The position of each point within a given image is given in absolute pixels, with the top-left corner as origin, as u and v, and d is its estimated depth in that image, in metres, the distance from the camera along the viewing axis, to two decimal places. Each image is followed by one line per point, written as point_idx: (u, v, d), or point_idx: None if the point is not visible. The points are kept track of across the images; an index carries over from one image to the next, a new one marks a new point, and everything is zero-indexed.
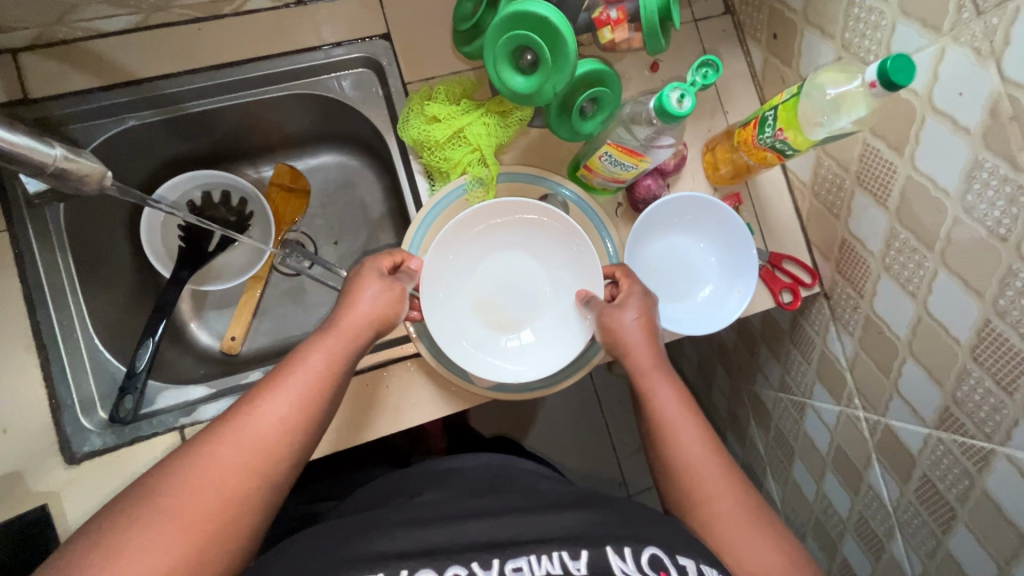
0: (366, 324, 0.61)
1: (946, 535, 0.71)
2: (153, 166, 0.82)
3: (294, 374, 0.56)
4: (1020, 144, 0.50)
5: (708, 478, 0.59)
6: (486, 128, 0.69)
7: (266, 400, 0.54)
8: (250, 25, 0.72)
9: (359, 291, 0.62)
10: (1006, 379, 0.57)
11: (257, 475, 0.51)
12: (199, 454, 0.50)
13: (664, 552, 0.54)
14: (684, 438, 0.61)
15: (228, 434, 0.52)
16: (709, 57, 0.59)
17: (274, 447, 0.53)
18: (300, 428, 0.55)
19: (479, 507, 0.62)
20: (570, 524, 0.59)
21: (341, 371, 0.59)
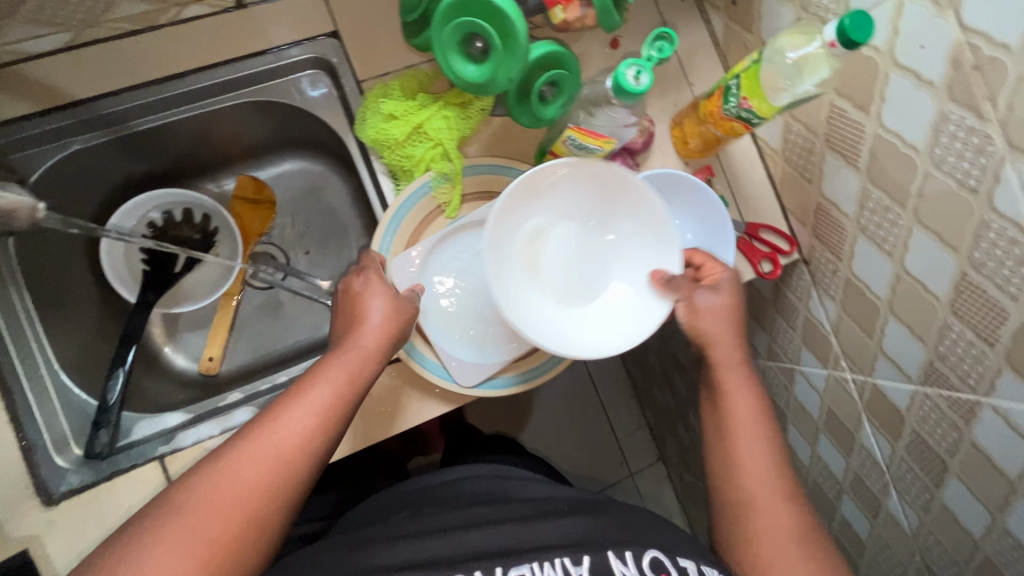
0: (383, 340, 0.60)
1: (940, 488, 0.72)
2: (107, 190, 0.78)
3: (314, 389, 0.56)
4: (984, 93, 0.49)
5: (758, 485, 0.61)
6: (446, 122, 0.67)
7: (285, 416, 0.55)
8: (190, 34, 0.68)
9: (369, 301, 0.61)
10: (986, 330, 0.57)
11: (280, 492, 0.52)
12: (221, 469, 0.51)
13: (664, 555, 0.58)
14: (746, 444, 0.63)
15: (250, 450, 0.52)
16: (663, 29, 0.57)
17: (294, 465, 0.53)
18: (319, 444, 0.55)
19: (481, 516, 0.65)
20: (571, 529, 0.62)
21: (360, 388, 0.58)
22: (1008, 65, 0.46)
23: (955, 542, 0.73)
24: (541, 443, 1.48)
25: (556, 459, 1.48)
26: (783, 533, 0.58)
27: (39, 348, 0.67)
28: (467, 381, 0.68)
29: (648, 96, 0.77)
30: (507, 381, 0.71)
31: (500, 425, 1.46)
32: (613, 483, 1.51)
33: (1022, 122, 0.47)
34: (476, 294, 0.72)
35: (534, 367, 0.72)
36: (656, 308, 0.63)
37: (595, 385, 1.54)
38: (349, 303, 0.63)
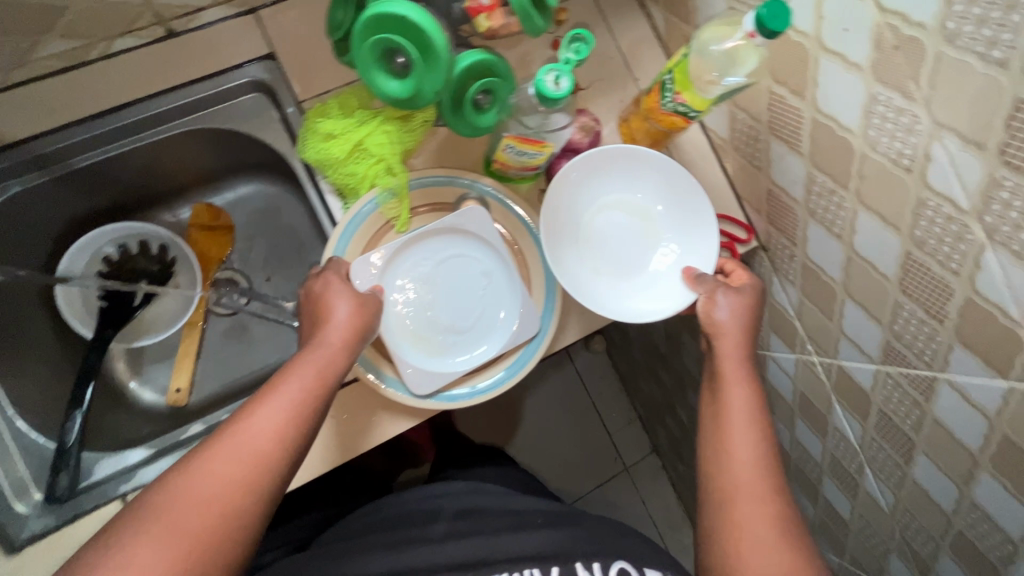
0: (349, 335, 0.60)
1: (909, 465, 0.72)
2: (57, 230, 0.78)
3: (283, 385, 0.56)
4: (908, 72, 0.49)
5: (746, 481, 0.59)
6: (387, 137, 0.66)
7: (256, 412, 0.54)
8: (123, 67, 0.68)
9: (334, 297, 0.62)
10: (934, 307, 0.57)
11: (253, 488, 0.51)
12: (191, 469, 0.50)
13: (631, 565, 0.58)
14: (740, 438, 0.61)
15: (220, 448, 0.51)
16: (580, 30, 0.56)
17: (266, 459, 0.52)
18: (291, 438, 0.54)
19: (456, 528, 0.65)
20: (544, 541, 0.61)
21: (331, 380, 0.58)
22: (925, 44, 0.47)
23: (929, 517, 0.73)
24: (531, 444, 1.47)
25: (547, 460, 1.48)
26: (768, 529, 0.56)
27: None
28: (422, 390, 0.67)
29: (594, 94, 0.77)
30: (461, 395, 0.70)
31: (489, 430, 1.45)
32: (607, 480, 1.51)
33: (945, 100, 0.47)
34: (440, 302, 0.71)
35: (489, 379, 0.71)
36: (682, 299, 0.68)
37: (581, 382, 1.53)
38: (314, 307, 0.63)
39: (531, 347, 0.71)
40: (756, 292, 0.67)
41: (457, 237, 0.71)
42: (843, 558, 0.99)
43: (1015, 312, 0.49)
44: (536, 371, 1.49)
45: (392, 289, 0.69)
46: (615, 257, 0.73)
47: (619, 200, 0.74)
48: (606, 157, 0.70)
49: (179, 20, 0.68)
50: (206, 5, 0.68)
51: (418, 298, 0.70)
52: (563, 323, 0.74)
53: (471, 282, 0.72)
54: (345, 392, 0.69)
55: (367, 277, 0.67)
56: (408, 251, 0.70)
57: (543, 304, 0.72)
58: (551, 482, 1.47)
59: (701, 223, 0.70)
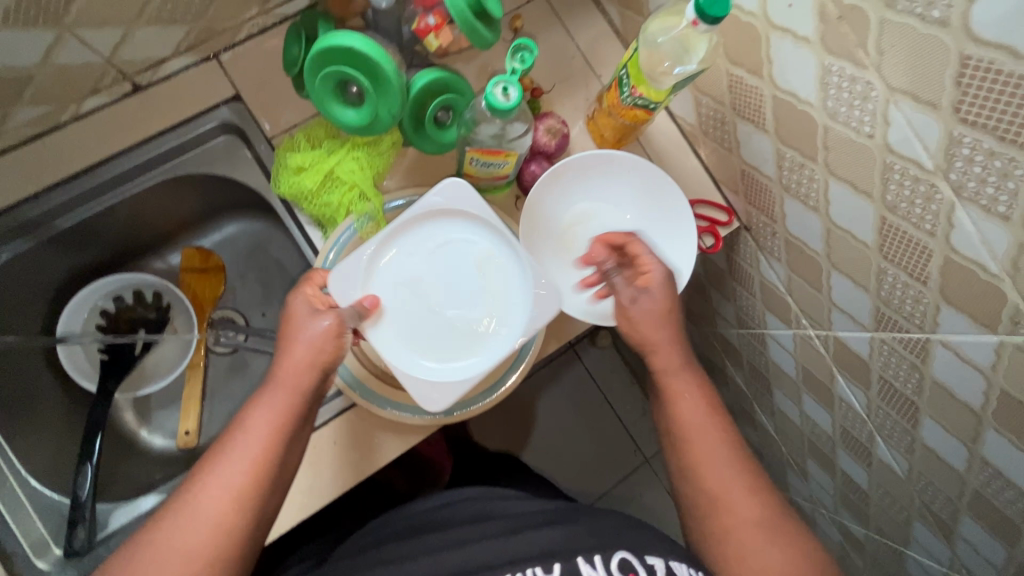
0: (304, 373, 0.56)
1: (917, 429, 0.71)
2: (54, 290, 0.80)
3: (237, 439, 0.54)
4: (856, 41, 0.49)
5: (718, 484, 0.58)
6: (357, 164, 0.67)
7: (215, 469, 0.53)
8: (95, 128, 0.70)
9: (291, 330, 0.58)
10: (916, 270, 0.57)
11: (213, 549, 0.50)
12: (157, 529, 0.51)
13: (632, 554, 0.57)
14: (703, 444, 0.60)
15: (180, 509, 0.51)
16: (524, 39, 0.57)
17: (223, 521, 0.51)
18: (247, 492, 0.52)
19: (464, 535, 0.65)
20: (544, 540, 0.61)
21: (284, 426, 0.55)
22: (867, 12, 0.47)
23: (944, 479, 0.71)
24: (548, 447, 1.47)
25: (566, 461, 1.47)
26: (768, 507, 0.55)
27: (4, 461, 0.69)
28: (430, 404, 0.62)
29: (559, 96, 0.77)
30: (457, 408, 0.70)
31: (504, 438, 1.45)
32: (628, 474, 1.49)
33: (895, 63, 0.47)
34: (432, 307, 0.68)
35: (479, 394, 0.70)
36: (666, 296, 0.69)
37: (593, 379, 1.52)
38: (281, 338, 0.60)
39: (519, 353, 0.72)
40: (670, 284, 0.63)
41: (444, 232, 0.68)
42: (869, 528, 0.98)
43: (993, 266, 0.49)
44: (545, 374, 1.49)
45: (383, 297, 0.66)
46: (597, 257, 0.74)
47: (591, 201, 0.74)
48: (576, 161, 0.70)
49: (143, 74, 0.69)
50: (168, 56, 0.69)
51: (410, 305, 0.67)
52: (552, 325, 0.75)
53: (465, 283, 0.68)
54: (343, 418, 0.69)
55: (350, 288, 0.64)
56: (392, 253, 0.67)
57: None
58: (571, 481, 1.46)
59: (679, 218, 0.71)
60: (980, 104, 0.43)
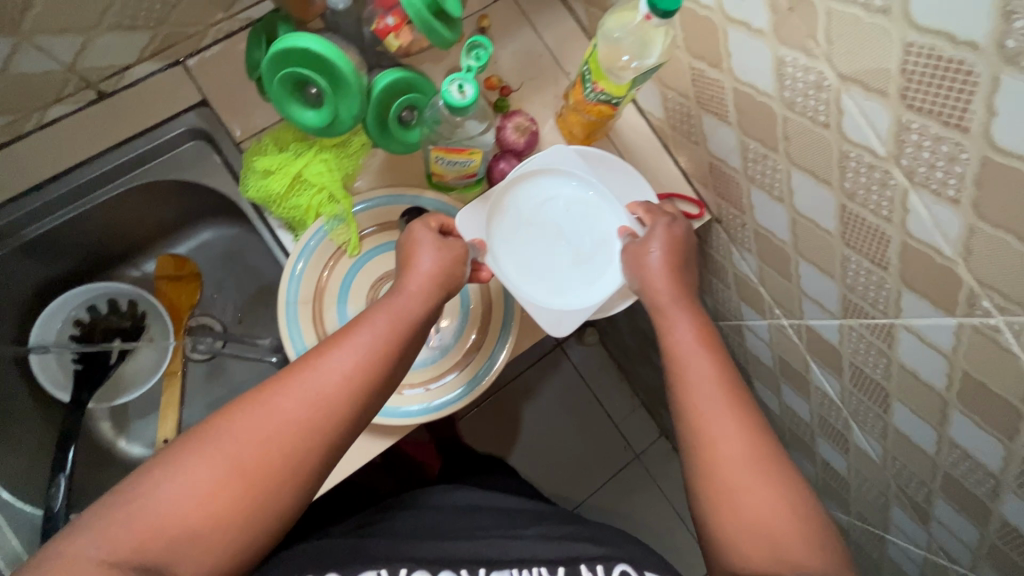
0: (432, 284, 0.57)
1: (888, 413, 0.72)
2: (25, 301, 0.79)
3: (361, 332, 0.52)
4: (806, 31, 0.50)
5: (712, 419, 0.54)
6: (325, 166, 0.68)
7: (334, 353, 0.51)
8: (60, 136, 0.69)
9: (421, 241, 0.60)
10: (877, 256, 0.57)
11: (320, 432, 0.48)
12: (266, 396, 0.48)
13: (633, 568, 0.60)
14: (699, 375, 0.56)
15: (292, 383, 0.49)
16: (477, 37, 0.57)
17: (334, 408, 0.49)
18: (362, 386, 0.50)
19: (469, 527, 0.69)
20: (551, 545, 0.64)
21: (409, 330, 0.54)
22: (815, 3, 0.48)
23: (917, 463, 0.72)
24: (536, 446, 1.47)
25: (554, 459, 1.47)
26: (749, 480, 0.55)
27: None
28: (559, 330, 0.68)
29: (527, 94, 0.78)
30: (435, 404, 0.70)
31: (493, 439, 1.45)
32: (618, 471, 1.50)
33: (843, 52, 0.48)
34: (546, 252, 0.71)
35: (453, 392, 0.70)
36: None
37: (580, 376, 1.52)
38: (399, 255, 0.61)
39: (494, 349, 0.72)
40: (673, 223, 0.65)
41: (539, 192, 0.72)
42: (851, 515, 0.99)
43: (947, 249, 0.49)
44: (531, 373, 1.49)
45: (502, 243, 0.70)
46: (580, 233, 0.72)
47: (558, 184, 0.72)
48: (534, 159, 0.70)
49: (107, 81, 0.69)
50: (132, 63, 0.69)
51: (525, 249, 0.71)
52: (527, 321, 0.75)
53: (577, 229, 0.72)
54: None
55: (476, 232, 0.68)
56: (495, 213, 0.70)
57: (504, 307, 0.72)
58: (559, 478, 1.46)
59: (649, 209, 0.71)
60: (925, 90, 0.43)
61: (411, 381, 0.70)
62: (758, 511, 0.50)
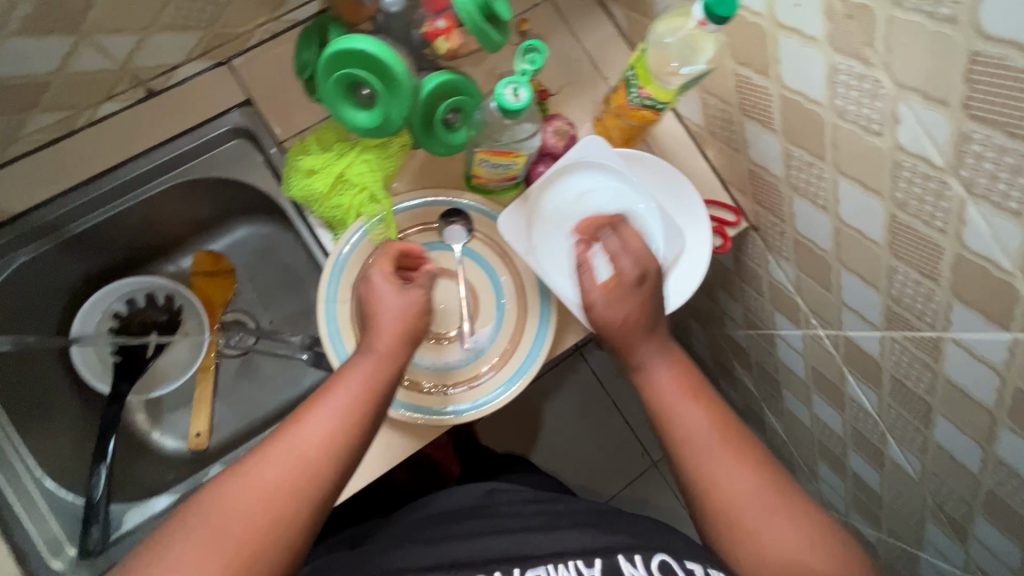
0: (399, 335, 0.58)
1: (930, 429, 0.70)
2: (68, 292, 0.81)
3: (333, 393, 0.54)
4: (864, 39, 0.49)
5: (711, 458, 0.56)
6: (368, 165, 0.67)
7: (306, 415, 0.52)
8: (109, 133, 0.71)
9: (380, 296, 0.60)
10: (928, 267, 0.56)
11: (301, 494, 0.49)
12: (249, 467, 0.49)
13: (673, 557, 0.57)
14: (685, 418, 0.59)
15: (271, 452, 0.50)
16: (533, 41, 0.59)
17: (315, 471, 0.50)
18: (341, 444, 0.52)
19: (500, 525, 0.67)
20: (583, 537, 0.62)
21: (382, 383, 0.56)
22: (875, 10, 0.47)
23: (959, 481, 0.71)
24: (556, 450, 1.46)
25: (573, 464, 1.46)
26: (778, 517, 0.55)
27: (20, 460, 0.70)
28: (600, 328, 0.68)
29: (566, 99, 0.78)
30: (475, 404, 0.69)
31: (514, 442, 1.45)
32: (637, 477, 1.49)
33: (903, 61, 0.47)
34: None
35: (494, 390, 0.70)
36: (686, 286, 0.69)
37: (600, 381, 1.51)
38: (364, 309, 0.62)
39: (531, 350, 0.71)
40: (624, 269, 0.62)
41: (575, 189, 0.70)
42: (881, 530, 0.97)
43: (1005, 262, 0.48)
44: (552, 378, 1.49)
45: (540, 235, 0.70)
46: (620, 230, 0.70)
47: (594, 180, 0.70)
48: (568, 156, 0.68)
49: (156, 79, 0.70)
50: (181, 62, 0.70)
51: (562, 243, 0.70)
52: (562, 325, 0.74)
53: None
54: None
55: (518, 215, 0.69)
56: (535, 212, 0.70)
57: (540, 311, 0.72)
58: (579, 482, 1.46)
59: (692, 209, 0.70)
60: (991, 100, 0.42)
61: (447, 381, 0.70)
62: (785, 549, 0.52)
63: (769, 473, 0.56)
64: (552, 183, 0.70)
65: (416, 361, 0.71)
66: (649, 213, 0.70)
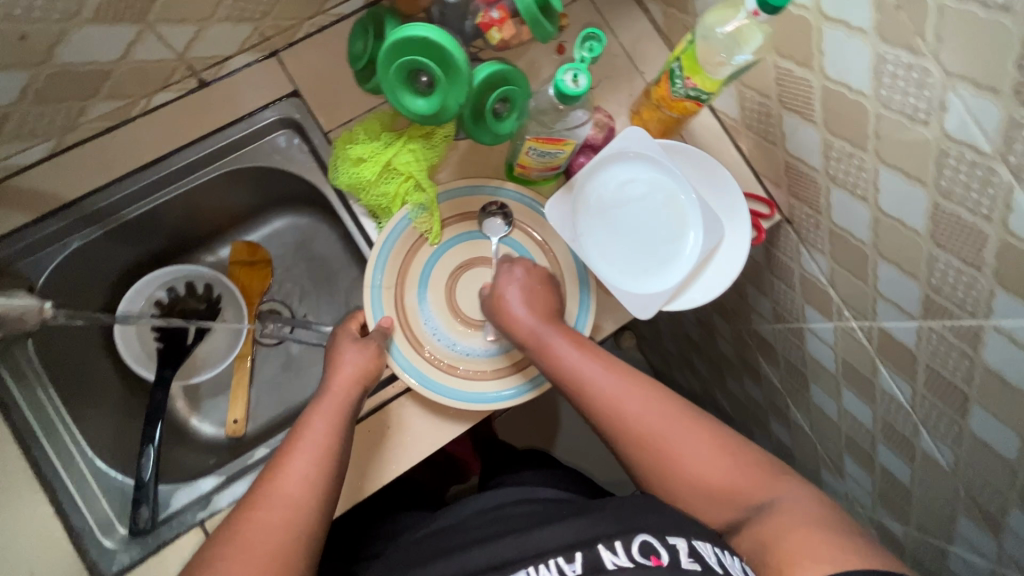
0: (355, 381, 0.65)
1: (965, 419, 0.70)
2: (113, 279, 0.83)
3: (303, 437, 0.59)
4: (914, 29, 0.51)
5: (628, 401, 0.62)
6: (413, 155, 0.69)
7: (288, 463, 0.57)
8: (161, 121, 0.73)
9: (340, 355, 0.67)
10: (970, 255, 0.57)
11: (298, 526, 0.54)
12: (244, 518, 0.54)
13: (654, 536, 0.52)
14: (591, 372, 0.63)
15: (262, 499, 0.55)
16: (592, 29, 0.61)
17: (306, 502, 0.55)
18: (323, 475, 0.57)
19: (489, 536, 0.61)
20: (565, 528, 0.55)
21: (345, 418, 0.62)
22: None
23: (993, 471, 0.71)
24: (577, 447, 1.47)
25: (593, 461, 1.47)
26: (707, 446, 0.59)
27: (70, 440, 0.71)
28: (644, 313, 0.69)
29: (604, 92, 0.79)
30: (519, 386, 0.71)
31: (533, 438, 1.45)
32: None
33: (954, 49, 0.48)
34: (625, 230, 0.72)
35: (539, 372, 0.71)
36: (727, 274, 0.70)
37: None
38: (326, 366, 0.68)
39: None
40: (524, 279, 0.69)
41: (621, 177, 0.71)
42: (909, 526, 0.97)
43: None
44: None
45: (584, 221, 0.71)
46: (660, 218, 0.72)
47: (639, 169, 0.71)
48: (615, 145, 0.70)
49: (209, 70, 0.72)
50: (233, 53, 0.72)
51: (605, 229, 0.72)
52: (600, 314, 0.75)
53: (662, 217, 0.72)
54: (397, 402, 0.70)
55: (563, 203, 0.71)
56: (579, 199, 0.72)
57: (579, 300, 0.73)
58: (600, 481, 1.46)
59: (733, 199, 0.71)
60: None
61: (489, 367, 0.72)
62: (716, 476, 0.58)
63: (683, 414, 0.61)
64: (597, 171, 0.71)
65: (458, 348, 0.72)
66: (690, 204, 0.71)
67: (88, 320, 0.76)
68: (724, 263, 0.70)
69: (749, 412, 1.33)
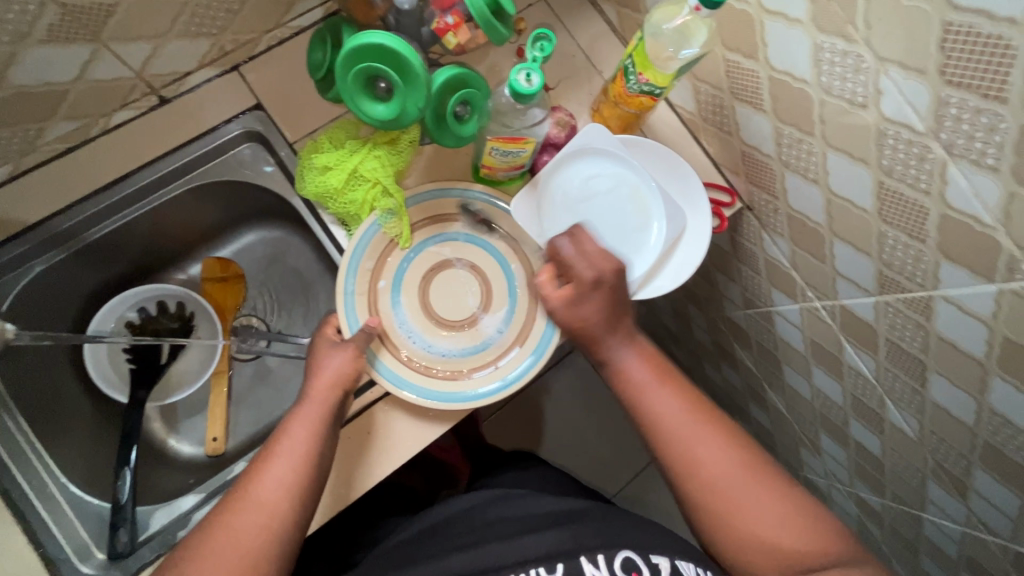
0: (330, 386, 0.63)
1: (926, 387, 0.73)
2: (80, 302, 0.82)
3: (283, 444, 0.60)
4: (845, 17, 0.54)
5: (699, 437, 0.62)
6: (379, 161, 0.69)
7: (266, 470, 0.58)
8: (123, 139, 0.72)
9: (319, 361, 0.66)
10: (915, 229, 0.60)
11: (272, 533, 0.56)
12: (220, 523, 0.55)
13: (636, 553, 0.56)
14: (660, 405, 0.65)
15: (239, 506, 0.56)
16: (542, 30, 0.64)
17: (281, 510, 0.57)
18: (300, 484, 0.58)
19: (466, 541, 0.64)
20: (547, 540, 0.59)
21: (324, 426, 0.62)
22: None
23: (955, 436, 0.74)
24: (563, 445, 1.48)
25: (580, 458, 1.48)
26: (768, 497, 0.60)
27: (42, 468, 0.70)
28: None
29: (564, 92, 0.81)
30: (499, 382, 0.71)
31: (519, 438, 1.46)
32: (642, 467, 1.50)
33: (883, 35, 0.51)
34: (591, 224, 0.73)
35: (519, 366, 0.72)
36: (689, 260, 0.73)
37: None
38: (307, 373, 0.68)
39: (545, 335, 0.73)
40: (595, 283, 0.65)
41: (583, 172, 0.73)
42: (885, 497, 1.00)
43: (987, 217, 0.52)
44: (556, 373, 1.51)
45: (550, 217, 0.73)
46: (624, 211, 0.73)
47: (601, 163, 0.72)
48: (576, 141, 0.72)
49: (168, 87, 0.72)
50: (192, 69, 0.72)
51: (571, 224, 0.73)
52: None
53: (627, 210, 0.73)
54: (376, 408, 0.70)
55: (528, 203, 0.74)
56: (545, 197, 0.73)
57: None
58: (588, 477, 1.47)
59: (691, 189, 0.74)
60: (965, 64, 0.47)
61: (467, 366, 0.72)
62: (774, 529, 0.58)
63: (749, 459, 0.62)
64: (560, 168, 0.73)
65: (435, 349, 0.73)
66: (652, 195, 0.72)
67: (57, 338, 0.72)
68: (686, 251, 0.73)
69: (729, 398, 1.35)
